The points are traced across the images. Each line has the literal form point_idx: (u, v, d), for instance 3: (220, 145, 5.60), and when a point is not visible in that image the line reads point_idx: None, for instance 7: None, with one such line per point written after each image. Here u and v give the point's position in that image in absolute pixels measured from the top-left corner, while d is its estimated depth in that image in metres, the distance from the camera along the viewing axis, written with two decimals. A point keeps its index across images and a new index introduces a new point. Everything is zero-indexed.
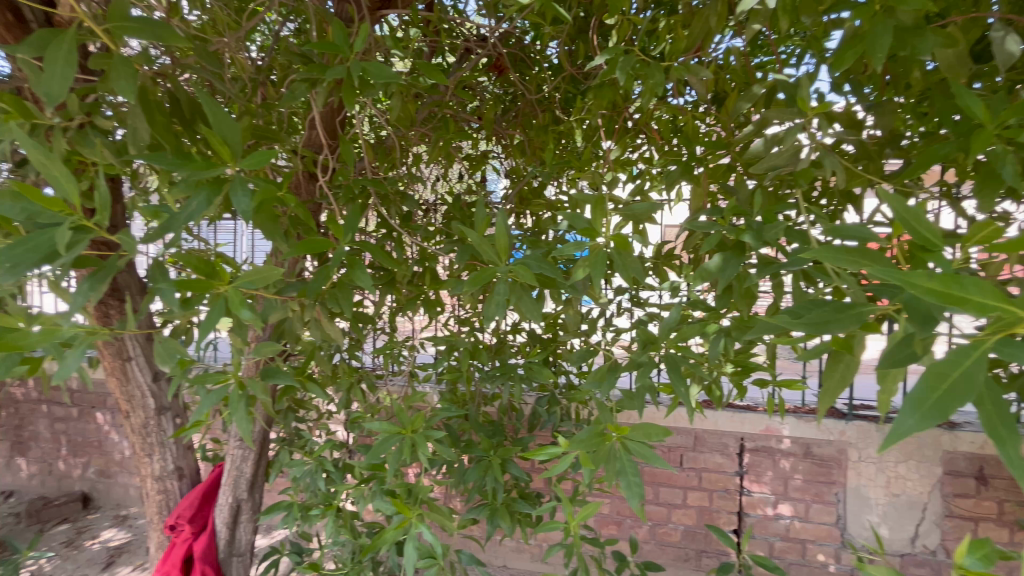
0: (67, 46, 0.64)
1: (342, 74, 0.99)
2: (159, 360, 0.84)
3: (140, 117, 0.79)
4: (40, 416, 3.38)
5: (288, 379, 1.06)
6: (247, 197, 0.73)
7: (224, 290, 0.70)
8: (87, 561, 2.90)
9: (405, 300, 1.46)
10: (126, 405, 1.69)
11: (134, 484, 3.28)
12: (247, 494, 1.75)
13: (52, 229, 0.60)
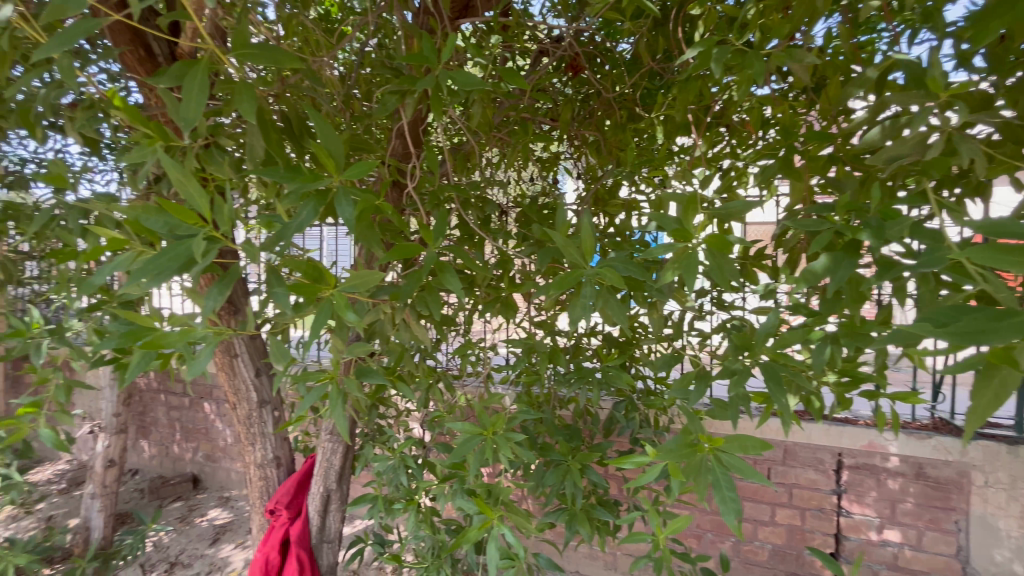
0: (201, 75, 0.70)
1: (430, 85, 1.02)
2: (273, 360, 0.89)
3: (256, 135, 0.86)
4: (159, 404, 3.82)
5: (379, 379, 1.10)
6: (351, 206, 0.77)
7: (329, 294, 0.74)
8: (197, 536, 3.22)
9: (485, 303, 1.49)
10: (233, 397, 1.86)
11: (235, 468, 3.61)
12: (336, 485, 1.85)
13: (188, 239, 0.66)
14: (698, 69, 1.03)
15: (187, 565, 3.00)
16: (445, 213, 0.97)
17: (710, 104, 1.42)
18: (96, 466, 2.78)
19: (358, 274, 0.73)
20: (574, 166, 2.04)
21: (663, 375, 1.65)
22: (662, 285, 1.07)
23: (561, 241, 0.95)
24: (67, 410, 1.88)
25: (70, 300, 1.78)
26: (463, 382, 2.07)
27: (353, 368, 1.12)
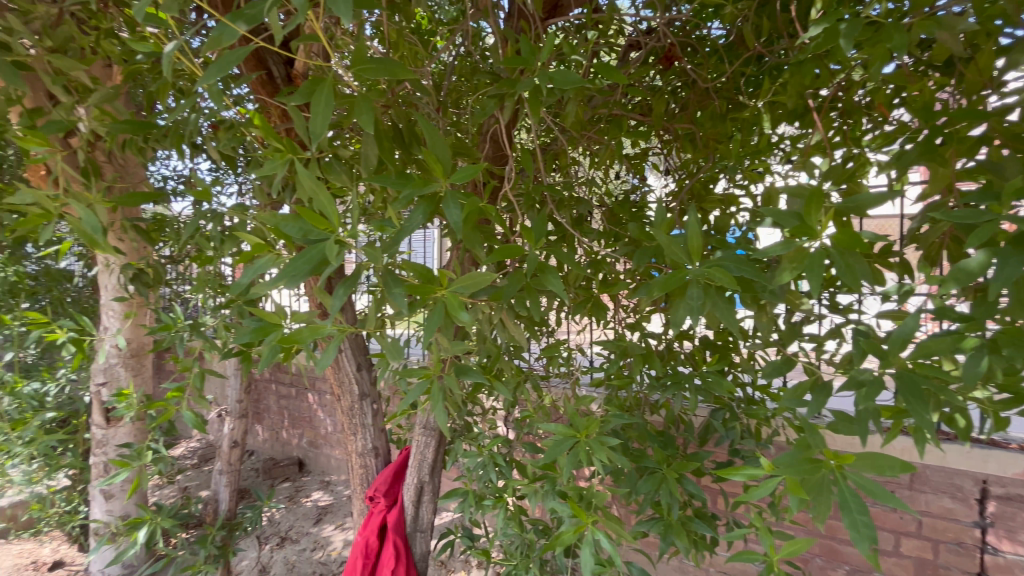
0: (328, 92, 0.76)
1: (530, 87, 1.02)
2: (390, 357, 0.93)
3: (372, 144, 0.91)
4: (271, 392, 4.24)
5: (478, 377, 1.12)
6: (458, 209, 0.80)
7: (442, 295, 0.77)
8: (303, 515, 3.52)
9: (575, 304, 1.47)
10: (338, 390, 2.02)
11: (334, 455, 3.92)
12: (429, 477, 1.93)
13: (320, 243, 0.71)
14: (821, 48, 0.93)
15: (296, 541, 3.29)
16: (543, 214, 0.98)
17: (826, 86, 1.29)
18: (223, 445, 3.14)
19: (470, 275, 0.77)
20: (665, 162, 1.96)
21: (766, 383, 1.53)
22: (778, 287, 0.99)
23: (665, 240, 0.91)
24: (203, 396, 2.13)
25: (206, 299, 2.02)
26: (550, 383, 2.07)
27: (453, 366, 1.15)
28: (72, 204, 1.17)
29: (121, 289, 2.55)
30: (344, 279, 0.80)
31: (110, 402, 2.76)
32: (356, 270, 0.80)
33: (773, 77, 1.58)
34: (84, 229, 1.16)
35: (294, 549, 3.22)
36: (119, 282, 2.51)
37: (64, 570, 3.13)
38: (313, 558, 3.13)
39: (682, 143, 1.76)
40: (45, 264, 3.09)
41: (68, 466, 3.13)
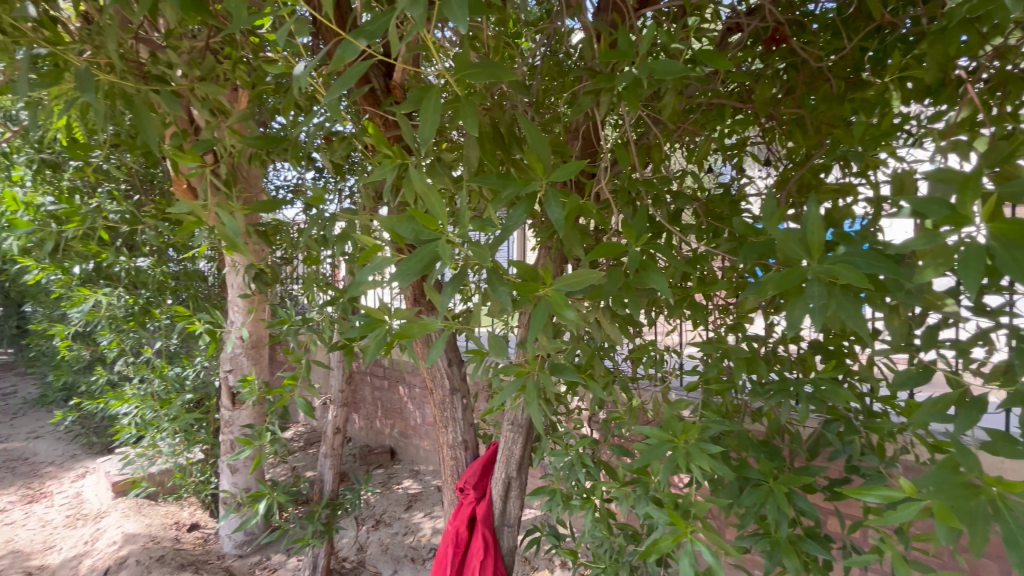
0: (436, 97, 0.79)
1: (630, 80, 0.99)
2: (493, 353, 0.96)
3: (473, 148, 0.94)
4: (366, 384, 4.54)
5: (574, 376, 1.12)
6: (560, 206, 0.79)
7: (546, 293, 0.78)
8: (395, 500, 3.74)
9: (669, 304, 1.42)
10: (430, 384, 2.11)
11: (423, 446, 4.14)
12: (516, 473, 1.94)
13: (432, 243, 0.75)
14: (976, 9, 0.81)
15: (389, 524, 3.50)
16: (643, 210, 0.96)
17: (975, 54, 1.12)
18: (327, 432, 3.30)
19: (576, 274, 0.77)
20: (768, 152, 1.82)
21: (891, 395, 1.36)
22: (917, 284, 0.87)
23: (779, 235, 0.84)
24: (312, 385, 2.34)
25: (315, 297, 2.21)
26: (638, 385, 2.02)
27: (548, 364, 1.16)
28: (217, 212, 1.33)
29: (245, 287, 2.87)
30: (450, 278, 0.83)
31: (236, 387, 3.12)
32: (461, 269, 0.82)
33: (902, 49, 1.40)
34: (227, 232, 1.31)
35: (388, 532, 3.43)
36: (244, 281, 2.83)
37: (199, 532, 3.58)
38: (405, 542, 3.32)
39: (790, 129, 1.62)
40: (184, 266, 3.57)
41: (203, 442, 3.59)
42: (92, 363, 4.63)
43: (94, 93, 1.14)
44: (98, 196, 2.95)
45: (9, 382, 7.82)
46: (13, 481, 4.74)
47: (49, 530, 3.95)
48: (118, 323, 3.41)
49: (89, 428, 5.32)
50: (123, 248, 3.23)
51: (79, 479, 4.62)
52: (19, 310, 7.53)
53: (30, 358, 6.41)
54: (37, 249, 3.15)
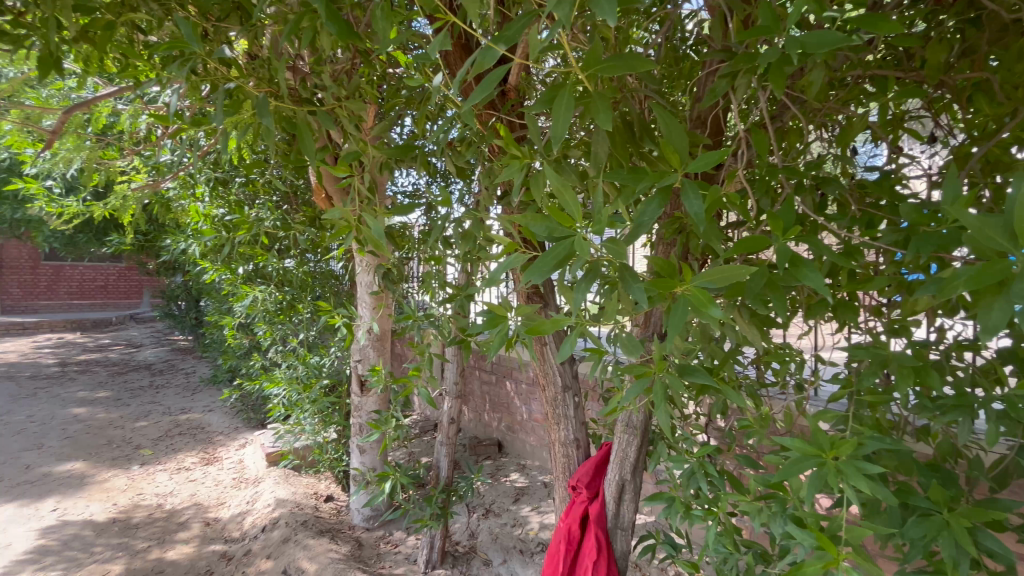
0: (567, 95, 0.79)
1: (775, 57, 0.90)
2: (624, 352, 0.95)
3: (603, 142, 0.93)
4: (475, 377, 4.74)
5: (706, 378, 1.06)
6: (700, 199, 0.75)
7: (685, 290, 0.74)
8: (503, 492, 3.87)
9: (813, 303, 1.28)
10: (543, 380, 2.13)
11: (530, 441, 4.23)
12: (631, 476, 1.88)
13: (567, 240, 0.75)
14: None
15: (498, 514, 3.63)
16: (791, 199, 0.88)
17: None
18: (443, 421, 3.35)
19: (722, 270, 0.72)
20: (937, 125, 1.55)
21: None
22: None
23: (971, 223, 0.71)
24: (433, 376, 2.50)
25: (435, 294, 2.36)
26: (767, 391, 1.85)
27: (676, 365, 1.11)
28: (364, 218, 1.48)
29: (372, 285, 3.16)
30: (584, 274, 0.82)
31: (365, 375, 3.44)
32: (594, 265, 0.82)
33: None
34: (370, 235, 1.44)
35: (497, 522, 3.56)
36: (372, 280, 3.11)
37: (334, 504, 4.01)
38: (514, 533, 3.41)
39: (970, 97, 1.36)
40: (322, 266, 4.02)
41: (337, 423, 4.02)
42: (250, 350, 5.41)
43: (270, 117, 1.37)
44: (258, 207, 3.43)
45: (190, 364, 9.43)
46: (194, 445, 5.73)
47: (221, 489, 4.71)
48: (271, 316, 3.94)
49: (248, 405, 6.23)
50: (275, 250, 3.72)
51: (242, 448, 5.44)
52: (195, 305, 9.03)
53: (204, 344, 7.68)
54: (212, 253, 3.75)
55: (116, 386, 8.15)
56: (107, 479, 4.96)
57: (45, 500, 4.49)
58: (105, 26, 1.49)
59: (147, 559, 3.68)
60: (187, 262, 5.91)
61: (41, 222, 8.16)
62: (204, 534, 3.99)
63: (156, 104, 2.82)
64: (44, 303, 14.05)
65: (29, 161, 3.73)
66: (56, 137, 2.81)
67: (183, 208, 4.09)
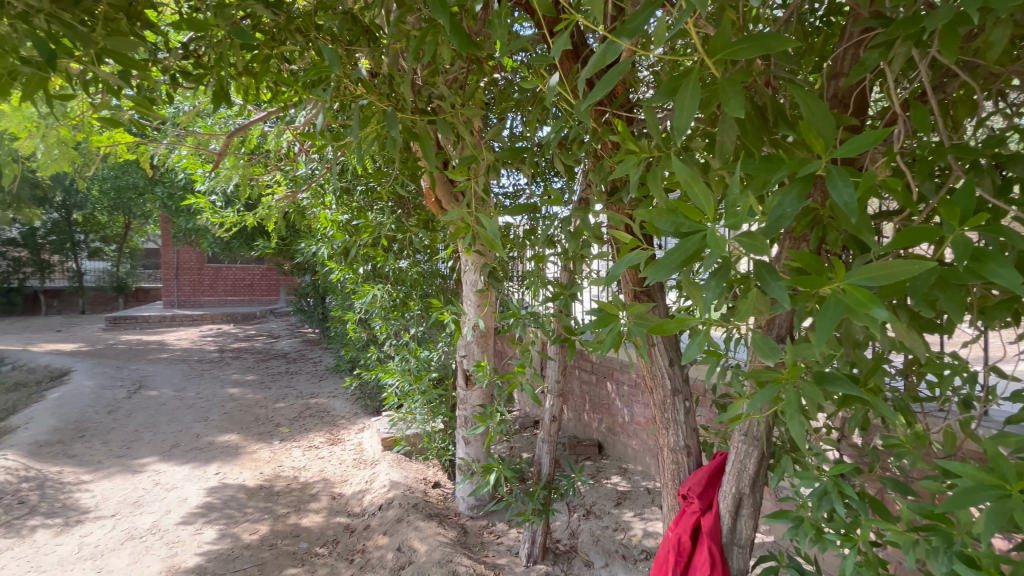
0: (693, 83, 0.75)
1: (949, 16, 0.76)
2: (759, 355, 0.89)
3: (729, 130, 0.88)
4: (575, 376, 4.71)
5: (850, 388, 0.93)
6: (850, 187, 0.67)
7: (835, 289, 0.67)
8: (605, 494, 3.81)
9: (991, 305, 1.07)
10: (651, 383, 2.05)
11: (632, 445, 4.12)
12: (749, 489, 1.73)
13: (693, 237, 0.71)
14: None
15: (599, 517, 3.58)
16: (969, 183, 0.75)
17: None
18: (544, 418, 3.28)
19: (884, 266, 0.64)
20: None
21: None
22: None
23: None
24: (537, 374, 2.53)
25: (539, 293, 2.39)
26: (922, 408, 1.60)
27: (812, 373, 1.00)
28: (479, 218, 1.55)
29: (478, 283, 3.30)
30: (712, 271, 0.78)
31: (470, 370, 3.60)
32: (725, 261, 0.77)
33: None
34: (486, 235, 1.49)
35: (598, 524, 3.51)
36: (479, 279, 3.24)
37: (441, 490, 4.25)
38: (616, 537, 3.34)
39: None
40: (431, 266, 4.27)
41: (444, 415, 4.24)
42: (368, 343, 5.93)
43: (398, 130, 1.49)
44: (378, 212, 3.76)
45: (318, 354, 10.59)
46: (322, 426, 6.42)
47: (344, 467, 5.22)
48: (387, 312, 4.28)
49: (367, 392, 6.84)
50: (392, 252, 4.05)
51: (361, 432, 5.99)
52: (322, 301, 10.11)
53: (329, 336, 8.57)
54: (339, 255, 4.18)
55: (261, 371, 9.43)
56: (255, 450, 5.76)
57: (210, 465, 5.35)
58: (263, 60, 1.73)
59: (287, 523, 4.22)
60: (318, 263, 6.64)
61: (206, 231, 9.70)
62: (331, 506, 4.47)
63: (295, 124, 3.21)
64: (208, 299, 16.71)
65: (200, 179, 4.46)
66: (221, 158, 3.33)
67: (315, 215, 4.60)
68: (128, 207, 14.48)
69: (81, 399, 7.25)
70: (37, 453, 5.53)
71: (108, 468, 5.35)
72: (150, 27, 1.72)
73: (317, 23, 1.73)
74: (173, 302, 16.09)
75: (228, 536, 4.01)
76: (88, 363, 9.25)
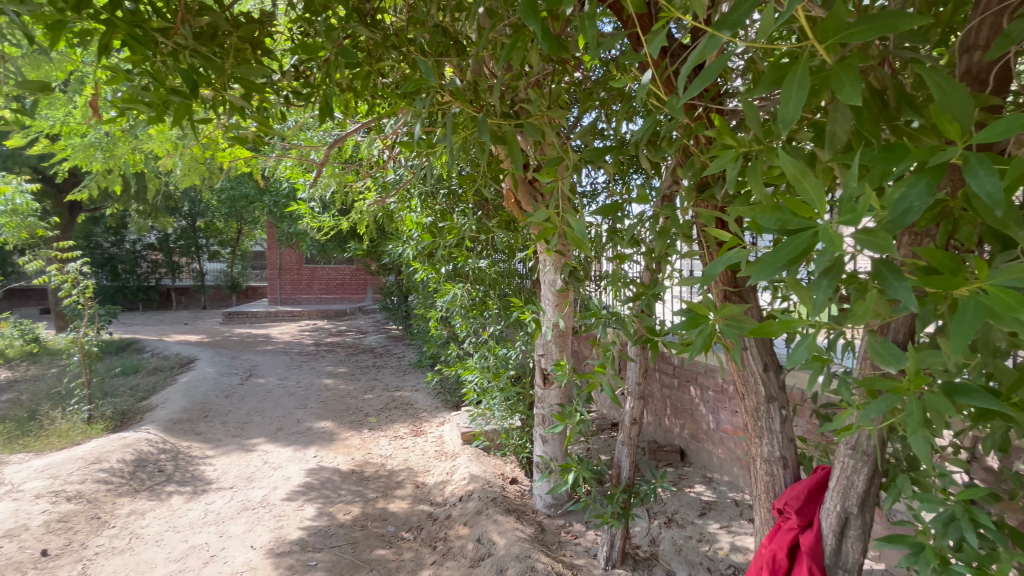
0: (801, 74, 0.71)
1: None
2: (878, 362, 0.82)
3: (843, 119, 0.84)
4: (655, 379, 4.56)
5: (989, 402, 0.82)
6: (994, 177, 0.60)
7: (975, 290, 0.60)
8: (688, 503, 3.67)
9: None
10: (742, 388, 1.94)
11: (718, 453, 3.93)
12: (858, 510, 1.57)
13: (800, 234, 0.68)
14: None
15: (682, 526, 3.44)
16: None
17: None
18: (624, 420, 3.19)
19: None
20: None
21: None
22: None
23: None
24: (618, 375, 2.49)
25: (620, 292, 2.34)
26: None
27: (938, 384, 0.90)
28: (564, 219, 1.56)
29: (557, 282, 3.31)
30: (823, 272, 0.73)
31: (548, 369, 3.62)
32: (838, 261, 0.72)
33: None
34: (574, 235, 1.49)
35: (681, 533, 3.37)
36: (558, 278, 3.26)
37: (518, 487, 4.31)
38: (700, 549, 3.19)
39: None
40: (509, 265, 4.35)
41: (522, 412, 4.30)
42: (449, 340, 6.17)
43: (487, 134, 1.54)
44: (461, 215, 3.91)
45: (401, 349, 11.18)
46: (406, 418, 6.78)
47: (427, 458, 5.48)
48: (467, 311, 4.43)
49: (447, 387, 7.13)
50: (473, 253, 4.19)
51: (442, 426, 6.24)
52: (405, 300, 10.66)
53: (412, 333, 9.00)
54: (423, 256, 4.39)
55: (351, 364, 10.16)
56: (347, 437, 6.22)
57: (309, 448, 5.86)
58: (364, 76, 1.88)
59: (375, 507, 4.52)
60: (403, 263, 7.02)
61: (305, 234, 10.61)
62: (415, 494, 4.71)
63: (386, 133, 3.43)
64: (306, 297, 18.28)
65: (302, 187, 4.90)
66: (321, 167, 3.64)
67: (402, 218, 4.87)
68: (240, 214, 16.24)
69: (204, 383, 8.25)
70: (171, 429, 6.39)
71: (227, 446, 6.05)
72: (268, 53, 1.93)
73: (410, 38, 1.85)
74: (277, 299, 17.79)
75: (326, 514, 4.37)
76: (209, 353, 10.51)
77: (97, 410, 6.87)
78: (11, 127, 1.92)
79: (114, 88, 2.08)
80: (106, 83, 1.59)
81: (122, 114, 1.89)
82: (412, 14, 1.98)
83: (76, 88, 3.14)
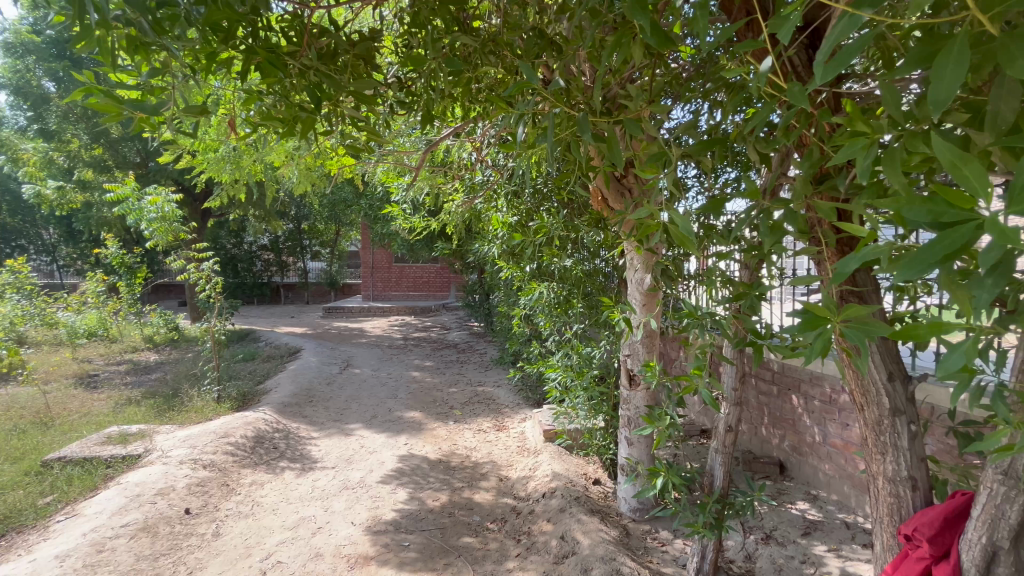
0: (958, 48, 0.64)
1: None
2: None
3: (1011, 95, 0.75)
4: (751, 385, 4.28)
5: None
6: None
7: None
8: (789, 520, 3.40)
9: None
10: (860, 399, 1.77)
11: (824, 469, 3.60)
12: (1011, 544, 1.36)
13: (958, 227, 0.61)
14: None
15: (783, 544, 3.19)
16: None
17: None
18: (718, 427, 3.01)
19: None
20: None
21: None
22: None
23: None
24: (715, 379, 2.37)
25: (716, 292, 2.23)
26: None
27: None
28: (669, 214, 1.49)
29: (646, 282, 3.23)
30: (987, 269, 0.65)
31: (635, 370, 3.53)
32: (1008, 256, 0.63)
33: None
34: (680, 232, 1.43)
35: (781, 552, 3.13)
36: (647, 278, 3.17)
37: (601, 488, 4.26)
38: (804, 571, 2.95)
39: None
40: (595, 265, 4.31)
41: (606, 413, 4.24)
42: (531, 338, 6.23)
43: (589, 134, 1.54)
44: (550, 215, 3.94)
45: (484, 346, 11.49)
46: (489, 413, 6.96)
47: (509, 453, 5.58)
48: (551, 309, 4.44)
49: (528, 385, 7.22)
50: (559, 251, 4.20)
51: (524, 422, 6.33)
52: (487, 298, 10.95)
53: (495, 330, 9.21)
54: (510, 254, 4.47)
55: (437, 359, 10.64)
56: (434, 428, 6.53)
57: (400, 436, 6.24)
58: (464, 82, 1.96)
59: (462, 496, 4.70)
60: (488, 263, 7.21)
61: (397, 235, 11.26)
62: (499, 487, 4.83)
63: (478, 137, 3.56)
64: (396, 294, 19.41)
65: (397, 190, 5.22)
66: (416, 170, 3.85)
67: (488, 218, 5.01)
68: (340, 217, 17.61)
69: (309, 372, 9.08)
70: (283, 411, 7.11)
71: (329, 429, 6.62)
72: (377, 68, 2.09)
73: (508, 42, 1.89)
74: (370, 295, 19.08)
75: (416, 499, 4.62)
76: (313, 344, 11.54)
77: (224, 391, 7.82)
78: (171, 144, 2.25)
79: (249, 107, 2.36)
80: (247, 103, 1.81)
81: (255, 129, 2.14)
82: (510, 18, 2.02)
83: (214, 109, 3.59)
